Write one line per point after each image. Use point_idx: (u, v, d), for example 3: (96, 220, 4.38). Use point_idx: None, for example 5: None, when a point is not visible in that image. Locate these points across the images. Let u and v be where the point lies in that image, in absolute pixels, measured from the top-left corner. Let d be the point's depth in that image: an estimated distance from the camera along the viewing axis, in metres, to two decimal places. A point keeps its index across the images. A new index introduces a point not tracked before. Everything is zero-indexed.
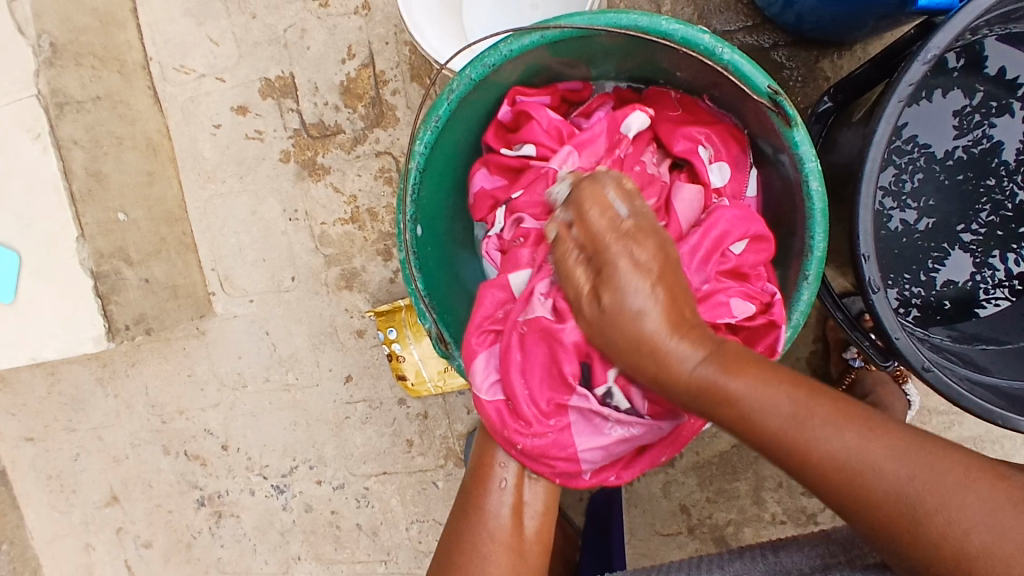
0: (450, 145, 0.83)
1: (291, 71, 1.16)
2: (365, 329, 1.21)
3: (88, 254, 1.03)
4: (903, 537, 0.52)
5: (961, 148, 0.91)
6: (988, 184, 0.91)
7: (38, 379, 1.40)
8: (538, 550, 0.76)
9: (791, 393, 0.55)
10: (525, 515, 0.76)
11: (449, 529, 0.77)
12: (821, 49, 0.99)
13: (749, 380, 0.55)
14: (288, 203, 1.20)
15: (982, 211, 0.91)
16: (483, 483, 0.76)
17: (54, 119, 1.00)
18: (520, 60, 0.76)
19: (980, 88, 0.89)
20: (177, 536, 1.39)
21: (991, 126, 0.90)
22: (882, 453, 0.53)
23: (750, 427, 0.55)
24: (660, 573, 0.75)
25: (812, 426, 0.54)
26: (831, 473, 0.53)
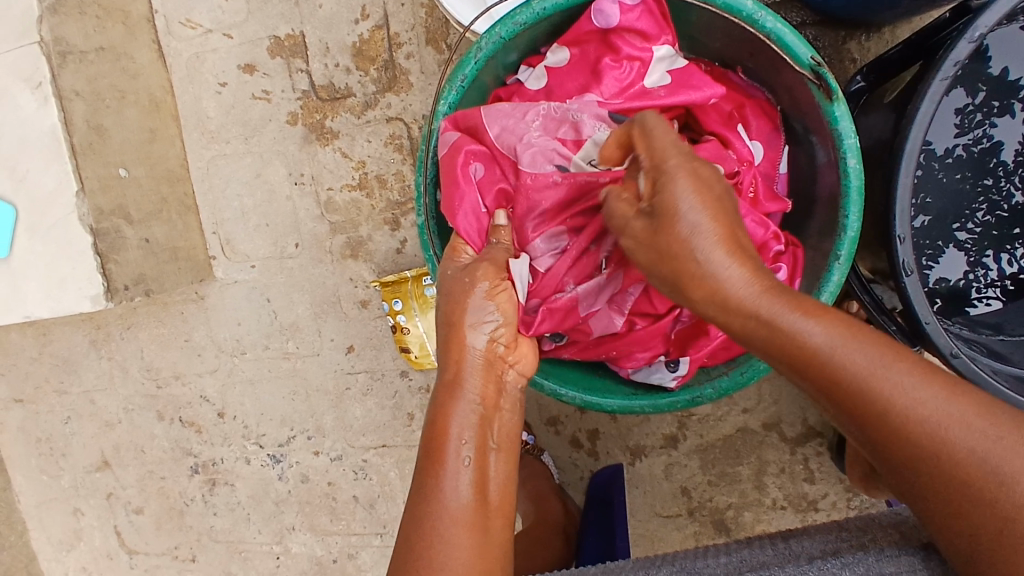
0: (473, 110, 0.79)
1: (302, 29, 1.13)
2: (369, 299, 1.19)
3: (88, 210, 0.99)
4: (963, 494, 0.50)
5: (961, 146, 0.89)
6: (985, 184, 0.89)
7: (30, 339, 1.37)
8: (501, 524, 0.65)
9: (860, 343, 0.52)
10: (488, 487, 0.65)
11: (402, 520, 0.63)
12: (849, 30, 0.97)
13: (841, 337, 0.52)
14: (294, 166, 1.17)
15: (978, 211, 0.90)
16: (439, 463, 0.65)
17: (55, 69, 0.97)
18: (551, 21, 0.73)
19: (983, 87, 0.87)
20: (170, 502, 1.37)
21: (992, 126, 0.88)
22: (945, 403, 0.51)
23: (833, 387, 0.52)
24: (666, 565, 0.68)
25: (895, 386, 0.51)
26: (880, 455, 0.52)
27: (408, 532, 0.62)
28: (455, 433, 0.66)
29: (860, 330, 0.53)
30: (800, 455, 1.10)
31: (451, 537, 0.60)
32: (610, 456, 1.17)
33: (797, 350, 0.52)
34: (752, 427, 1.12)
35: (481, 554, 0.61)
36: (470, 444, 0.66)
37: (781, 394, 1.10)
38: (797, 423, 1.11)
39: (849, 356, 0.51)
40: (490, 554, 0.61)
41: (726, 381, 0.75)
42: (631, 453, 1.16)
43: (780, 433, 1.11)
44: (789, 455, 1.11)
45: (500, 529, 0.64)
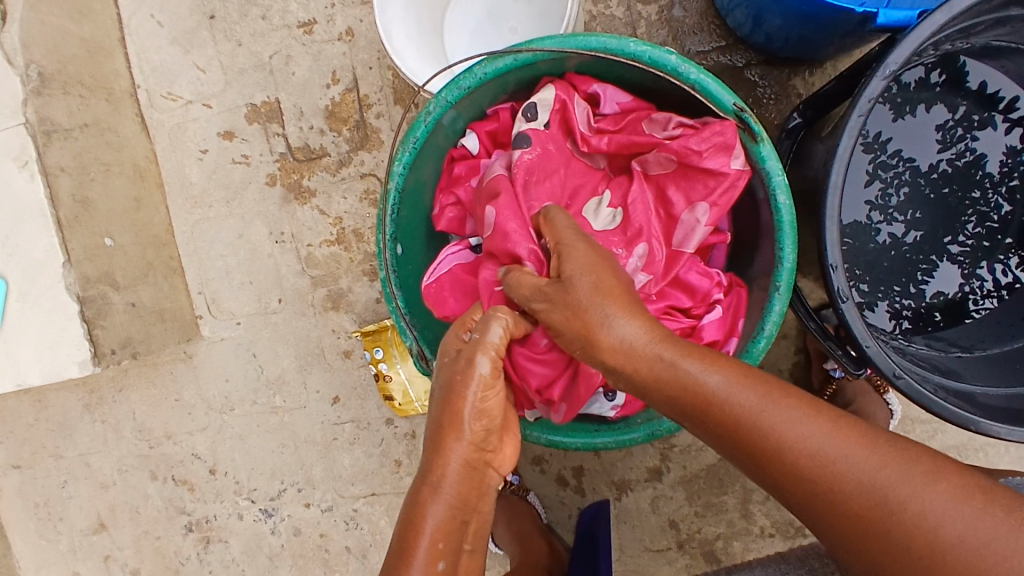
0: (429, 176, 0.83)
1: (277, 96, 1.18)
2: (352, 350, 1.22)
3: (74, 279, 1.03)
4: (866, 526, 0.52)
5: (945, 161, 0.92)
6: (973, 197, 0.92)
7: (25, 406, 1.40)
8: None
9: (763, 390, 0.56)
10: None
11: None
12: (792, 68, 1.02)
13: (733, 381, 0.57)
14: (275, 225, 1.21)
15: (968, 223, 0.93)
16: (406, 559, 0.59)
17: (41, 147, 1.02)
18: (495, 83, 0.77)
19: (963, 102, 0.90)
20: (165, 562, 1.38)
21: (973, 139, 0.91)
22: (860, 450, 0.53)
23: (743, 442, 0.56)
24: None
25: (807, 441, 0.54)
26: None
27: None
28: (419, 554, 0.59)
29: (744, 369, 0.58)
30: None
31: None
32: (596, 492, 1.18)
33: (695, 391, 0.57)
34: None
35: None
36: (435, 551, 0.60)
37: None
38: None
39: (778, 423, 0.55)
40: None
41: None
42: (616, 488, 1.17)
43: None
44: None
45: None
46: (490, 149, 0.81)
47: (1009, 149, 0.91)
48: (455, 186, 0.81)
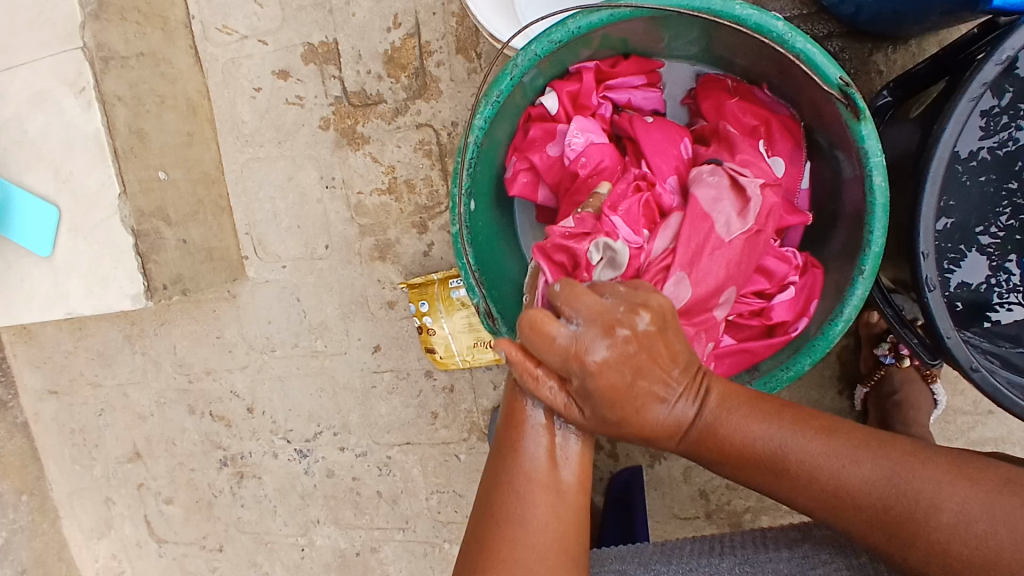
0: (504, 134, 0.81)
1: (335, 37, 1.15)
2: (396, 301, 1.22)
3: (129, 212, 1.02)
4: (890, 527, 0.55)
5: (986, 149, 0.86)
6: (1010, 187, 0.86)
7: (65, 334, 1.41)
8: (577, 492, 0.64)
9: (814, 437, 0.58)
10: (564, 461, 0.64)
11: (476, 503, 0.65)
12: (875, 42, 0.98)
13: (816, 451, 0.57)
14: (325, 170, 1.20)
15: (1001, 215, 0.87)
16: (516, 429, 0.64)
17: (98, 74, 1.00)
18: (585, 37, 0.74)
19: (1010, 88, 0.83)
20: (198, 494, 1.42)
21: (1018, 128, 0.84)
22: (846, 463, 0.57)
23: (836, 507, 0.57)
24: (728, 555, 0.74)
25: (883, 487, 0.55)
26: (795, 459, 0.58)
27: (487, 508, 0.64)
28: (528, 417, 0.64)
29: (807, 419, 0.60)
30: None
31: (529, 497, 0.62)
32: (630, 458, 1.19)
33: (771, 463, 0.59)
34: None
35: (557, 519, 0.62)
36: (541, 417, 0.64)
37: (801, 401, 1.11)
38: None
39: (857, 470, 0.56)
40: (563, 518, 0.63)
41: (750, 390, 0.74)
42: (650, 455, 1.17)
43: None
44: None
45: (575, 497, 0.64)
46: (569, 111, 0.79)
47: None
48: (530, 150, 0.79)
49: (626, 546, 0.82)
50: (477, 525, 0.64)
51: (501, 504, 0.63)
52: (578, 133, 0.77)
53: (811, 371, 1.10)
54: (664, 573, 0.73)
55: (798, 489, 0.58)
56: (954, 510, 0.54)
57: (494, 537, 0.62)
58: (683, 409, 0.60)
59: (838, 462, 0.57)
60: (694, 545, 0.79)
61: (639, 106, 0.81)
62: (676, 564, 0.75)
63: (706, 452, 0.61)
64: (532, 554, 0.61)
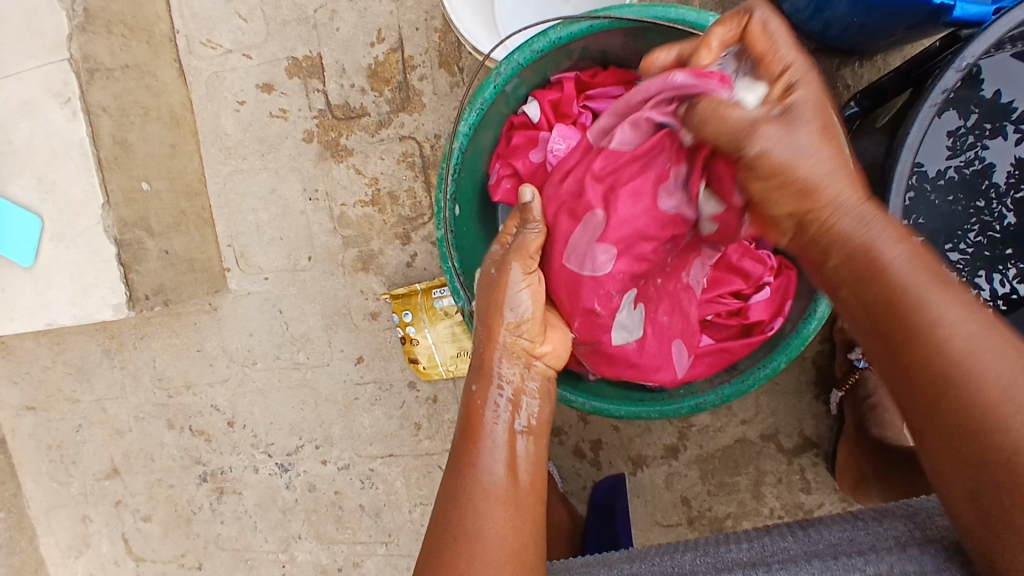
0: (488, 141, 0.84)
1: (319, 51, 1.17)
2: (379, 311, 1.22)
3: (112, 221, 1.02)
4: (924, 359, 0.52)
5: (953, 167, 0.89)
6: (977, 206, 0.89)
7: (42, 348, 1.39)
8: (533, 499, 0.65)
9: (934, 274, 0.54)
10: (520, 465, 0.66)
11: (431, 521, 0.64)
12: (842, 58, 1.02)
13: (943, 295, 0.52)
14: (309, 182, 1.21)
15: (970, 231, 0.90)
16: (473, 441, 0.66)
17: (83, 84, 1.00)
18: (566, 47, 0.77)
19: (976, 109, 0.87)
20: (177, 510, 1.39)
21: (983, 148, 0.88)
22: (954, 309, 0.51)
23: (891, 309, 0.54)
24: (690, 550, 0.73)
25: (937, 304, 0.52)
26: (891, 272, 0.54)
27: (442, 525, 0.63)
28: (486, 420, 0.67)
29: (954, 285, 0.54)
30: (797, 466, 1.13)
31: (486, 514, 0.61)
32: (612, 466, 1.20)
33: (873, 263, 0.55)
34: (750, 437, 1.14)
35: (513, 532, 0.61)
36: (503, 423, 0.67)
37: (779, 406, 1.13)
38: (794, 434, 1.14)
39: (963, 330, 0.51)
40: (522, 534, 0.62)
41: (728, 389, 0.78)
42: (632, 462, 1.19)
43: (777, 444, 1.14)
44: (786, 465, 1.13)
45: (532, 500, 0.64)
46: (551, 120, 0.81)
47: (1017, 161, 0.88)
48: (513, 158, 0.82)
49: (589, 555, 0.81)
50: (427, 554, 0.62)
51: (456, 521, 0.61)
52: (560, 140, 0.79)
53: (788, 377, 1.13)
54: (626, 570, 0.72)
55: (875, 308, 0.55)
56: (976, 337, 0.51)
57: (445, 557, 0.60)
58: (883, 238, 0.56)
59: (930, 289, 0.52)
60: (662, 547, 0.78)
61: None
62: (640, 563, 0.74)
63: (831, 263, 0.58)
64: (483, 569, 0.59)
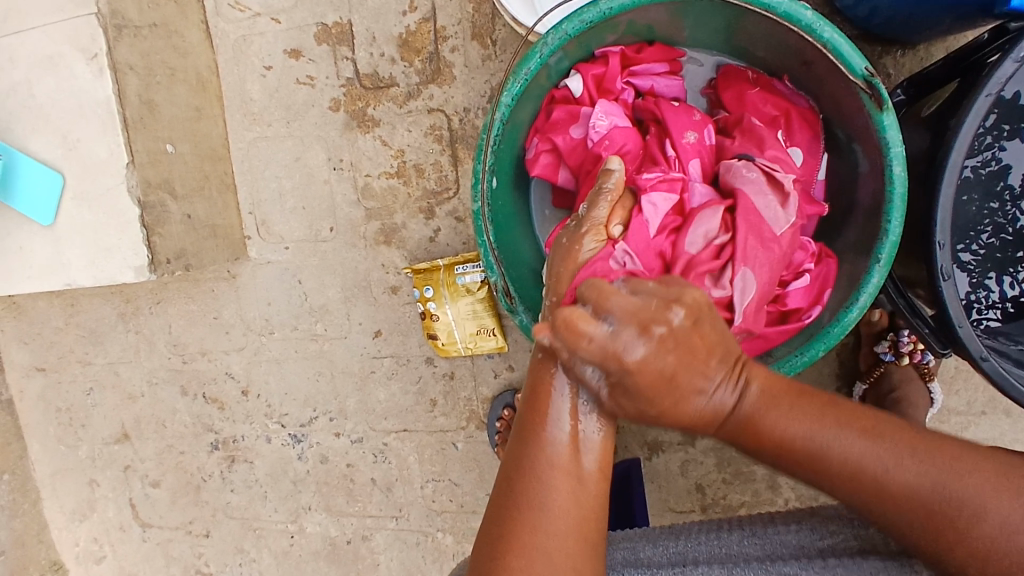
0: (528, 115, 0.82)
1: (349, 18, 1.15)
2: (399, 286, 1.21)
3: (136, 182, 1.01)
4: (885, 504, 0.55)
5: (970, 168, 0.87)
6: (991, 207, 0.88)
7: (56, 309, 1.39)
8: (597, 479, 0.62)
9: (817, 414, 0.57)
10: (585, 446, 0.63)
11: (495, 489, 0.63)
12: (884, 46, 1.00)
13: (813, 421, 0.57)
14: (334, 151, 1.19)
15: (983, 232, 0.88)
16: (538, 416, 0.63)
17: (111, 41, 0.98)
18: (614, 20, 0.74)
19: (996, 109, 0.84)
20: (187, 477, 1.39)
21: (1001, 149, 0.86)
22: (854, 442, 0.56)
23: (783, 451, 0.57)
24: (737, 530, 0.73)
25: (840, 450, 0.56)
26: (793, 432, 0.57)
27: (505, 494, 0.61)
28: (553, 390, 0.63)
29: (818, 399, 0.58)
30: None
31: (554, 483, 0.60)
32: (627, 450, 1.19)
33: (785, 441, 0.57)
34: None
35: (577, 502, 0.60)
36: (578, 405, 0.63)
37: None
38: None
39: (901, 475, 0.55)
40: (586, 507, 0.61)
41: None
42: (648, 448, 1.18)
43: None
44: None
45: (597, 485, 0.62)
46: (594, 96, 0.80)
47: None
48: (553, 132, 0.80)
49: (634, 529, 0.81)
50: (487, 526, 0.62)
51: (519, 492, 0.60)
52: (603, 115, 0.78)
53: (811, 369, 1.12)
54: (672, 549, 0.72)
55: (822, 468, 0.57)
56: (1007, 524, 0.52)
57: (511, 527, 0.60)
58: (723, 396, 0.58)
59: (830, 430, 0.56)
60: (705, 524, 0.76)
61: (662, 93, 0.82)
62: (684, 540, 0.73)
63: (744, 436, 0.58)
64: (552, 540, 0.58)
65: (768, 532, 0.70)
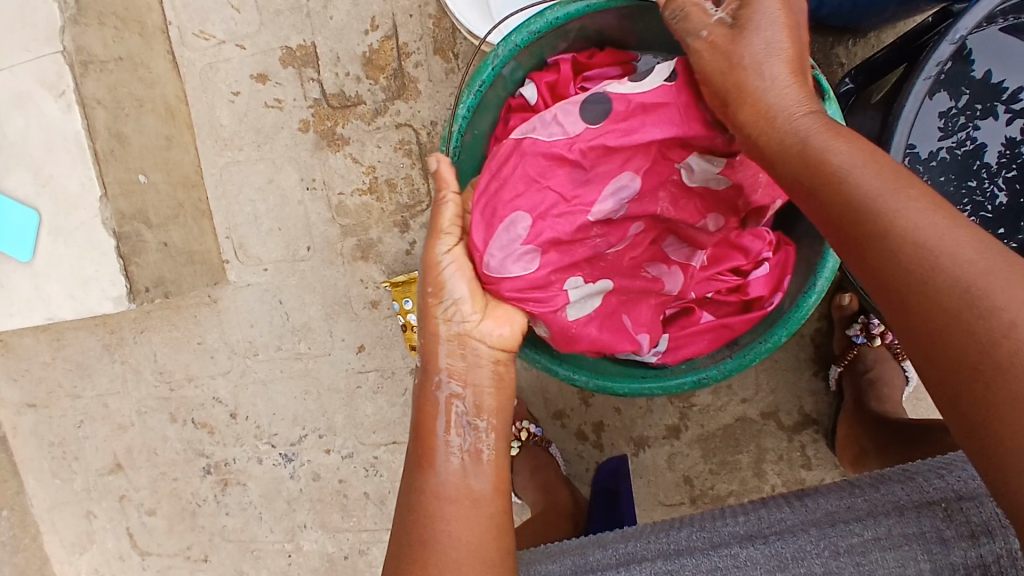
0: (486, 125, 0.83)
1: (313, 40, 1.17)
2: (379, 300, 1.23)
3: (110, 214, 1.02)
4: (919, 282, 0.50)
5: (945, 148, 0.88)
6: (970, 186, 0.88)
7: (42, 344, 1.39)
8: (494, 496, 0.66)
9: (892, 179, 0.54)
10: (475, 468, 0.67)
11: (394, 533, 0.66)
12: (836, 36, 1.02)
13: (913, 205, 0.52)
14: (306, 172, 1.21)
15: (964, 212, 0.89)
16: (428, 447, 0.68)
17: (78, 77, 1.00)
18: (562, 29, 0.78)
19: (967, 89, 0.87)
20: (182, 503, 1.40)
21: (975, 128, 0.88)
22: (925, 216, 0.51)
23: (845, 227, 0.54)
24: (684, 525, 0.75)
25: (911, 220, 0.51)
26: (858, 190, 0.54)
27: (404, 534, 0.64)
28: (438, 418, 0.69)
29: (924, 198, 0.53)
30: (797, 443, 1.14)
31: (449, 514, 0.64)
32: (614, 447, 1.21)
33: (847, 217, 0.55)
34: (751, 416, 1.15)
35: (474, 529, 0.63)
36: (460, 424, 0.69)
37: (778, 384, 1.14)
38: (794, 411, 1.15)
39: (949, 269, 0.48)
40: (483, 526, 0.64)
41: (729, 362, 0.78)
42: (634, 443, 1.20)
43: (777, 422, 1.15)
44: (786, 442, 1.14)
45: (492, 501, 0.66)
46: (549, 101, 0.80)
47: (1008, 141, 0.88)
48: (510, 141, 0.81)
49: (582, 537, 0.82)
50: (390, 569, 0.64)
51: (414, 527, 0.64)
52: None
53: (787, 355, 1.14)
54: (625, 549, 0.74)
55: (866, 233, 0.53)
56: None
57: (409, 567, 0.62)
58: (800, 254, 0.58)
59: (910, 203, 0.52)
60: (655, 524, 0.79)
61: None
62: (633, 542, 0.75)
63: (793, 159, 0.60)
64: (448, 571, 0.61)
65: (714, 524, 0.73)
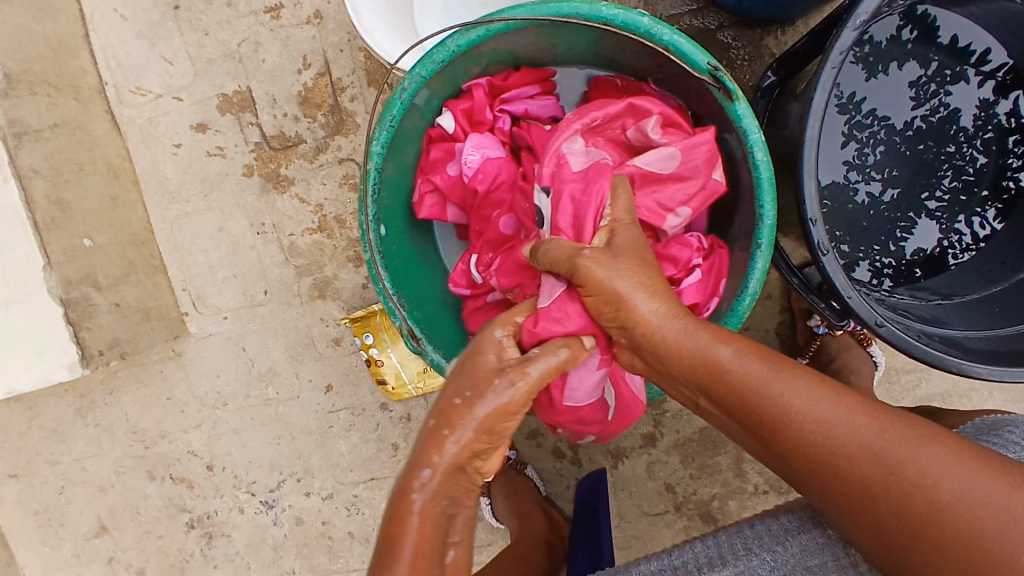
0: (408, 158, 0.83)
1: (248, 85, 1.16)
2: (341, 337, 1.22)
3: (56, 282, 1.02)
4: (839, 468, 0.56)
5: (920, 117, 0.89)
6: (948, 151, 0.90)
7: (16, 414, 1.38)
8: None
9: (770, 363, 0.60)
10: None
11: None
12: (763, 27, 1.01)
13: (800, 389, 0.58)
14: (255, 217, 1.20)
15: (945, 177, 0.90)
16: (393, 554, 0.54)
17: (12, 149, 1.00)
18: (469, 56, 0.76)
19: (936, 56, 0.87)
20: (170, 560, 1.38)
21: (947, 94, 0.88)
22: (822, 404, 0.58)
23: (761, 421, 0.59)
24: None
25: (801, 402, 0.58)
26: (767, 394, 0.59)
27: None
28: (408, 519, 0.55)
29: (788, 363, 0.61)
30: None
31: None
32: (592, 462, 1.19)
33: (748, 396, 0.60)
34: None
35: None
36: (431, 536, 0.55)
37: None
38: None
39: (848, 431, 0.56)
40: None
41: None
42: (612, 457, 1.18)
43: None
44: None
45: None
46: (466, 129, 0.81)
47: (983, 102, 0.88)
48: (432, 172, 0.82)
49: None
50: None
51: None
52: (474, 150, 0.80)
53: None
54: None
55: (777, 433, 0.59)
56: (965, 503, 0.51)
57: None
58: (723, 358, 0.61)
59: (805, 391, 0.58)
60: None
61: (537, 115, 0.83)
62: None
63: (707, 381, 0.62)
64: None
65: None
